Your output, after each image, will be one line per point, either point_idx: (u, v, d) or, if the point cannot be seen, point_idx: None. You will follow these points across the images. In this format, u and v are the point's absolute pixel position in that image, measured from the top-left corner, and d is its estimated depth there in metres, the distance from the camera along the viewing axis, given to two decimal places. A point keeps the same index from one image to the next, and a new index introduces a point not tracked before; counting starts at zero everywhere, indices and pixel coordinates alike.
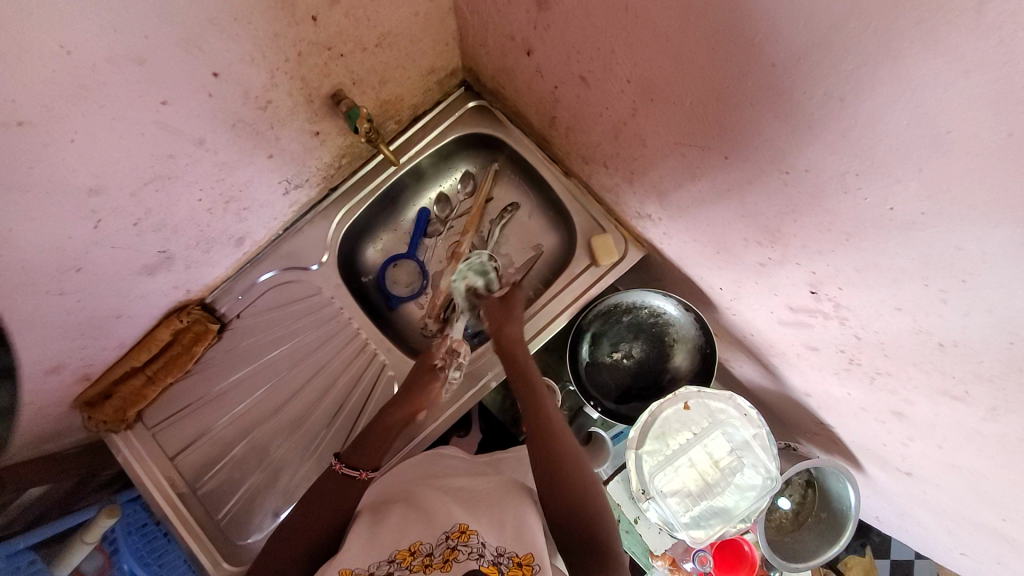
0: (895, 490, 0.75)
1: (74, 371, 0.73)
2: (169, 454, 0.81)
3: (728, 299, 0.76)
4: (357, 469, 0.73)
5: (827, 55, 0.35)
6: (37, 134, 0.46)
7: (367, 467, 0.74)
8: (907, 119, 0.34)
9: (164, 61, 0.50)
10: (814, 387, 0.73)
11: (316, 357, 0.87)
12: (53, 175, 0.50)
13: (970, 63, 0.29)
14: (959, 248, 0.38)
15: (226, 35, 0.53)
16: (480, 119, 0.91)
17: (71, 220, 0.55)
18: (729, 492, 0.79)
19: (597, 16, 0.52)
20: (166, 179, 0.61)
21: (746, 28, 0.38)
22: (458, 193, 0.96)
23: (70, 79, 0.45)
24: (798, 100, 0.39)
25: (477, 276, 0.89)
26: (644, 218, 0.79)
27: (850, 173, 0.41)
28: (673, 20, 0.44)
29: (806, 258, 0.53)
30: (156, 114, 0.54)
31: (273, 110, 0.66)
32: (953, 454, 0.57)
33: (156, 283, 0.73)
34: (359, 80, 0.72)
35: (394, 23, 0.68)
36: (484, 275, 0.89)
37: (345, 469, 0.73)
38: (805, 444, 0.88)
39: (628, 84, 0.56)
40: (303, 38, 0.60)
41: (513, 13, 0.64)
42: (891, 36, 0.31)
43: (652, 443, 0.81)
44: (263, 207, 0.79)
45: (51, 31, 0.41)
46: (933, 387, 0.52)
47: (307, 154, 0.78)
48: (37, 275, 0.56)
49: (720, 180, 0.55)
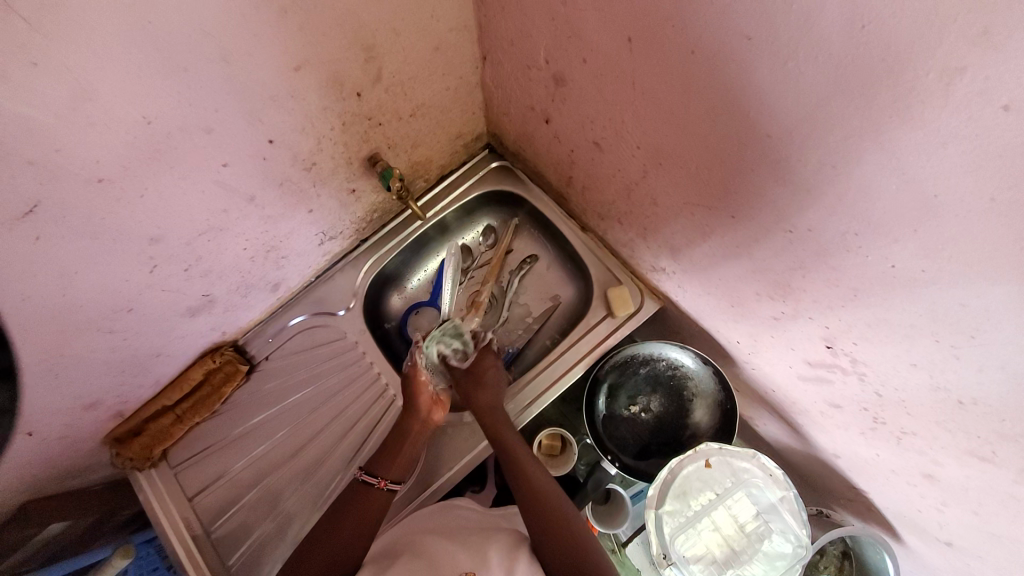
0: (939, 565, 0.69)
1: (110, 407, 0.77)
2: (187, 494, 0.83)
3: (746, 353, 0.76)
4: (375, 477, 0.74)
5: (814, 127, 0.39)
6: (113, 189, 0.53)
7: (386, 475, 0.75)
8: (896, 183, 0.36)
9: (227, 130, 0.57)
10: (843, 448, 0.70)
11: (337, 401, 0.89)
12: (121, 226, 0.56)
13: (946, 135, 0.31)
14: (963, 304, 0.38)
15: (283, 109, 0.61)
16: (502, 178, 0.97)
17: (131, 265, 0.61)
18: (757, 561, 0.74)
19: (607, 92, 0.58)
20: (217, 231, 0.68)
21: (742, 102, 0.42)
22: (479, 246, 1.00)
23: (147, 144, 0.52)
24: (795, 165, 0.42)
25: (451, 341, 0.86)
26: (658, 271, 0.81)
27: (850, 233, 0.43)
28: (675, 96, 0.49)
29: (818, 313, 0.54)
30: (216, 174, 0.61)
31: (316, 170, 0.73)
32: (993, 522, 0.53)
33: (195, 325, 0.78)
34: (394, 144, 0.80)
35: (428, 95, 0.76)
36: (457, 338, 0.87)
37: (365, 476, 0.75)
38: (838, 510, 0.83)
39: (637, 149, 0.61)
40: (347, 110, 0.68)
41: (533, 88, 0.71)
42: (871, 113, 0.34)
43: (673, 503, 0.78)
44: (299, 256, 0.86)
45: (138, 106, 0.48)
46: (960, 448, 0.50)
47: (342, 209, 0.85)
48: (93, 314, 0.62)
49: (728, 237, 0.58)
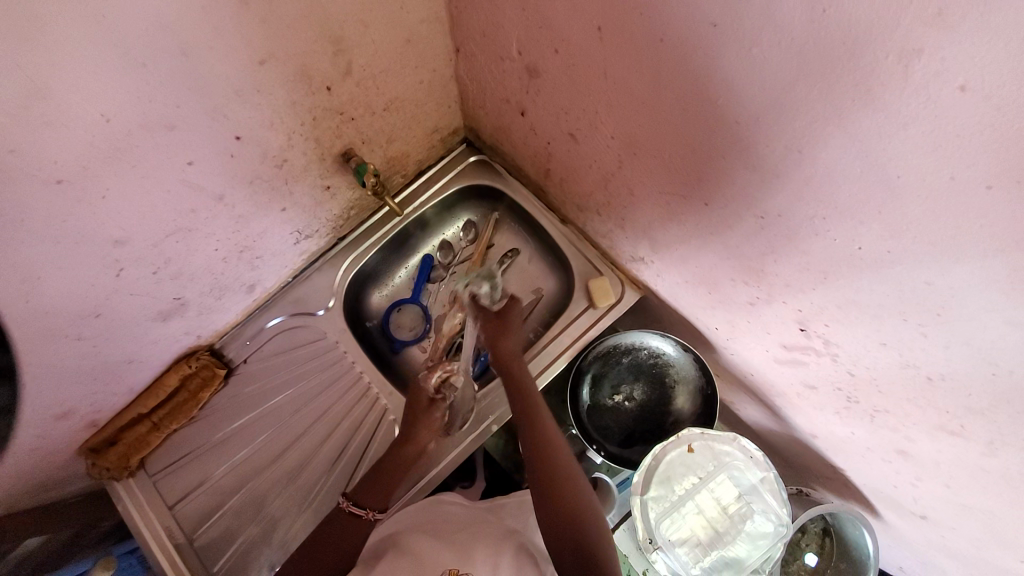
0: (913, 536, 0.72)
1: (82, 417, 0.74)
2: (167, 503, 0.81)
3: (724, 339, 0.77)
4: (363, 508, 0.72)
5: (780, 112, 0.39)
6: (74, 190, 0.51)
7: (374, 506, 0.72)
8: (860, 166, 0.37)
9: (193, 126, 0.56)
10: (819, 428, 0.72)
11: (319, 402, 0.88)
12: (83, 229, 0.54)
13: (906, 116, 0.32)
14: (928, 282, 0.39)
15: (250, 104, 0.59)
16: (480, 171, 0.97)
17: (96, 269, 0.59)
18: (740, 541, 0.77)
19: (580, 82, 0.58)
20: (186, 231, 0.66)
21: (710, 89, 0.43)
22: (460, 241, 1.00)
23: (108, 143, 0.50)
24: (763, 151, 0.43)
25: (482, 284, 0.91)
26: (638, 261, 0.82)
27: (819, 217, 0.43)
28: (647, 84, 0.49)
29: (791, 297, 0.55)
30: (182, 173, 0.59)
31: (288, 167, 0.72)
32: (963, 492, 0.55)
33: (168, 330, 0.76)
34: (368, 139, 0.78)
35: (401, 90, 0.75)
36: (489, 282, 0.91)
37: (352, 507, 0.72)
38: (818, 489, 0.85)
39: (612, 139, 0.61)
40: (318, 105, 0.66)
41: (507, 79, 0.70)
42: (834, 96, 0.35)
43: (658, 489, 0.79)
44: (275, 255, 0.84)
45: (96, 103, 0.46)
46: (930, 422, 0.52)
47: (318, 207, 0.83)
48: (59, 321, 0.60)
49: (703, 225, 0.58)
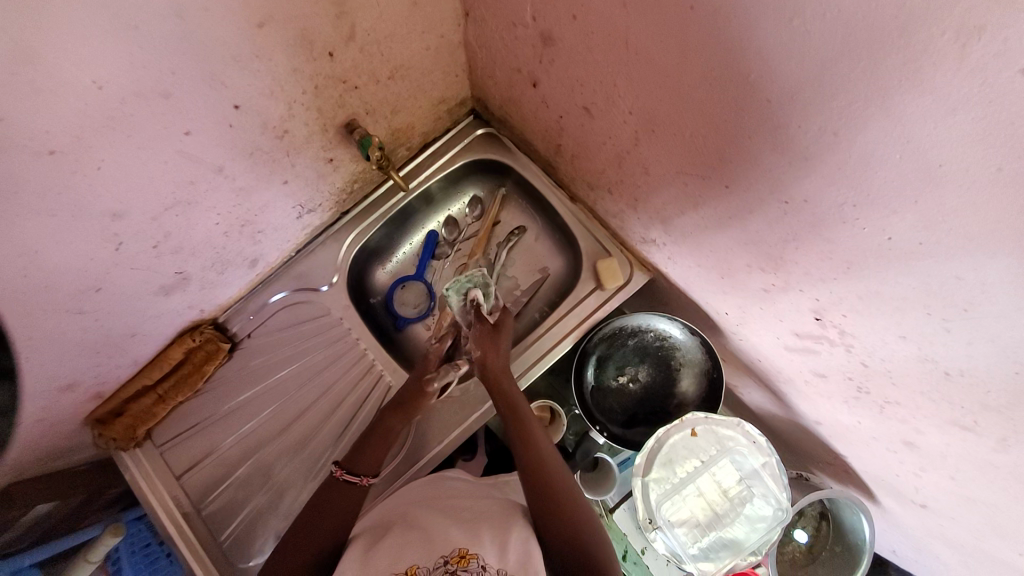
0: (911, 523, 0.72)
1: (87, 389, 0.75)
2: (176, 473, 0.82)
3: (733, 324, 0.76)
4: (357, 475, 0.74)
5: (818, 91, 0.36)
6: (67, 162, 0.49)
7: (367, 473, 0.74)
8: (899, 152, 0.35)
9: (189, 94, 0.53)
10: (825, 416, 0.71)
11: (322, 378, 0.88)
12: (79, 201, 0.53)
13: (957, 101, 0.30)
14: (958, 278, 0.38)
15: (249, 71, 0.56)
16: (488, 145, 0.93)
17: (95, 243, 0.58)
18: (738, 523, 0.77)
19: (598, 52, 0.54)
20: (185, 205, 0.64)
21: (740, 63, 0.40)
22: (465, 217, 0.98)
23: (100, 112, 0.47)
24: (794, 133, 0.40)
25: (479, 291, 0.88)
26: (648, 243, 0.79)
27: (848, 204, 0.41)
28: (671, 56, 0.46)
29: (809, 285, 0.53)
30: (180, 144, 0.57)
31: (290, 138, 0.69)
32: (967, 486, 0.55)
33: (171, 304, 0.75)
34: (372, 109, 0.75)
35: (407, 57, 0.71)
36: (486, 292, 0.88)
37: (347, 476, 0.73)
38: (817, 473, 0.86)
39: (629, 115, 0.58)
40: (319, 72, 0.63)
41: (519, 47, 0.67)
42: (878, 76, 0.32)
43: (659, 471, 0.79)
44: (277, 229, 0.82)
45: (87, 69, 0.44)
46: (943, 416, 0.51)
47: (320, 180, 0.80)
48: (59, 295, 0.59)
49: (721, 208, 0.56)
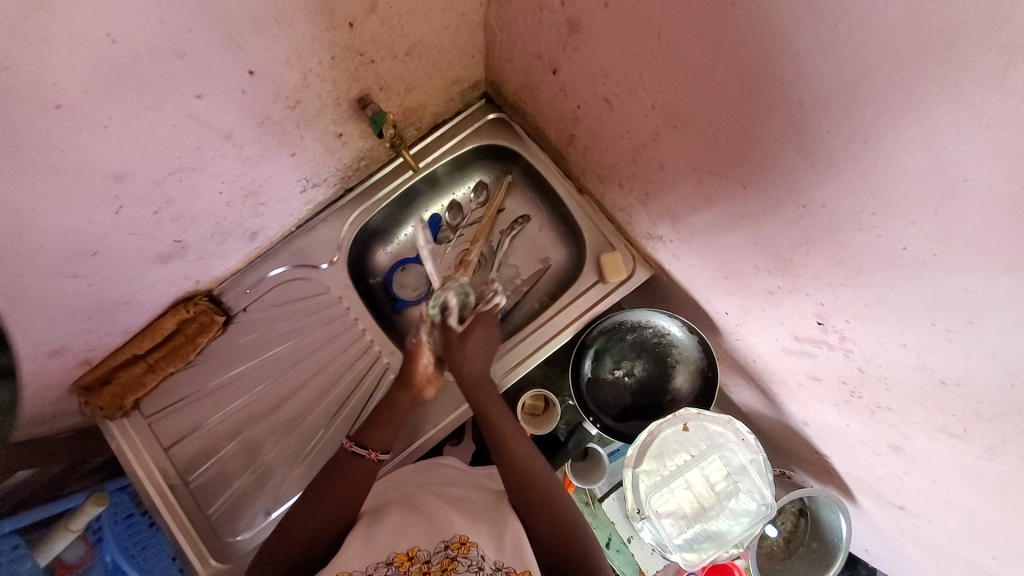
0: (887, 524, 0.75)
1: (76, 355, 0.72)
2: (163, 445, 0.81)
3: (732, 324, 0.77)
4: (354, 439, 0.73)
5: (853, 98, 0.37)
6: (73, 118, 0.47)
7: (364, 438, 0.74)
8: (926, 165, 0.35)
9: (204, 56, 0.51)
10: (813, 418, 0.73)
11: (319, 356, 0.86)
12: (82, 160, 0.51)
13: (993, 117, 0.30)
14: (967, 290, 0.39)
15: (266, 36, 0.54)
16: (498, 131, 0.92)
17: (95, 204, 0.56)
18: (723, 516, 0.80)
19: (627, 43, 0.54)
20: (190, 170, 0.62)
21: (777, 65, 0.40)
22: (470, 203, 0.97)
23: (112, 68, 0.45)
24: (822, 138, 0.41)
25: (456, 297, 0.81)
26: (654, 239, 0.80)
27: (866, 212, 0.42)
28: (703, 53, 0.46)
29: (816, 290, 0.54)
30: (189, 107, 0.55)
31: (301, 109, 0.67)
32: (948, 490, 0.57)
33: (167, 272, 0.73)
34: (386, 86, 0.73)
35: (425, 33, 0.69)
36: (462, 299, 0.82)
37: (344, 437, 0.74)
38: (799, 472, 0.89)
39: (652, 109, 0.58)
40: (337, 43, 0.61)
41: (543, 33, 0.66)
42: (918, 89, 0.33)
43: (650, 463, 0.81)
44: (280, 203, 0.80)
45: (101, 21, 0.42)
46: (932, 423, 0.53)
47: (328, 154, 0.79)
48: (55, 255, 0.57)
49: (736, 208, 0.57)
